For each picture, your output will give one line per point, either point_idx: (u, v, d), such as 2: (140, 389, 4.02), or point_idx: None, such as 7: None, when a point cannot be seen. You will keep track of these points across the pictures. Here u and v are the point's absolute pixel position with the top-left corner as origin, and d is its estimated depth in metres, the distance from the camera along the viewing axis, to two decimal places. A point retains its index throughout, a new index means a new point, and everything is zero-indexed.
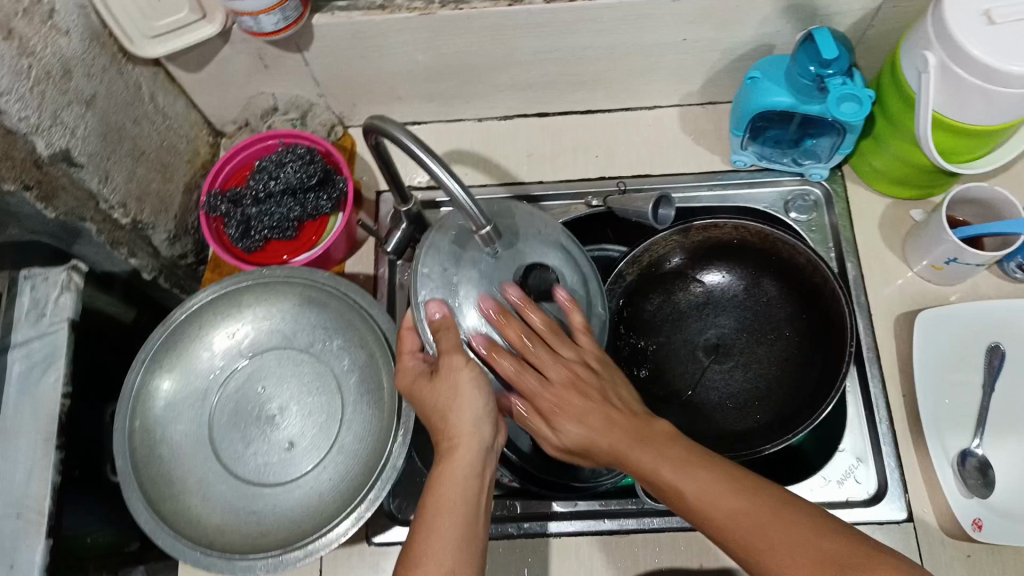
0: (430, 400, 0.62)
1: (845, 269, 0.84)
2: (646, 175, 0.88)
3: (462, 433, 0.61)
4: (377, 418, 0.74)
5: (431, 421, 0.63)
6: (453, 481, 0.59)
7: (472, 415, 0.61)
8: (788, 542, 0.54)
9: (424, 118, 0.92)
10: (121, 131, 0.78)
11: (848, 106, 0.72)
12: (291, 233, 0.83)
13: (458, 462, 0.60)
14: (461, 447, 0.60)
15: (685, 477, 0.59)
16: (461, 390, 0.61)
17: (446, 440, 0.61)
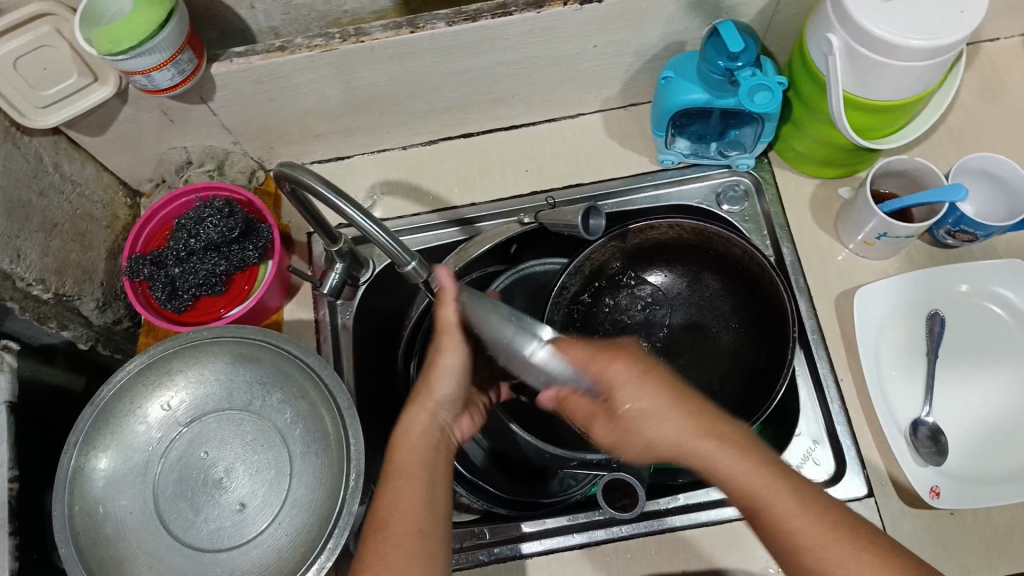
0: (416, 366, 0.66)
1: (782, 255, 0.85)
2: (576, 184, 0.87)
3: (433, 404, 0.63)
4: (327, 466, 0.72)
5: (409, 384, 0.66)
6: (412, 449, 0.60)
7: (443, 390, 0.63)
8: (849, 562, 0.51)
9: (346, 153, 0.90)
10: (28, 206, 0.75)
11: (760, 97, 0.73)
12: (221, 287, 0.80)
13: (418, 437, 0.61)
14: (424, 426, 0.62)
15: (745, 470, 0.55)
16: (436, 368, 0.63)
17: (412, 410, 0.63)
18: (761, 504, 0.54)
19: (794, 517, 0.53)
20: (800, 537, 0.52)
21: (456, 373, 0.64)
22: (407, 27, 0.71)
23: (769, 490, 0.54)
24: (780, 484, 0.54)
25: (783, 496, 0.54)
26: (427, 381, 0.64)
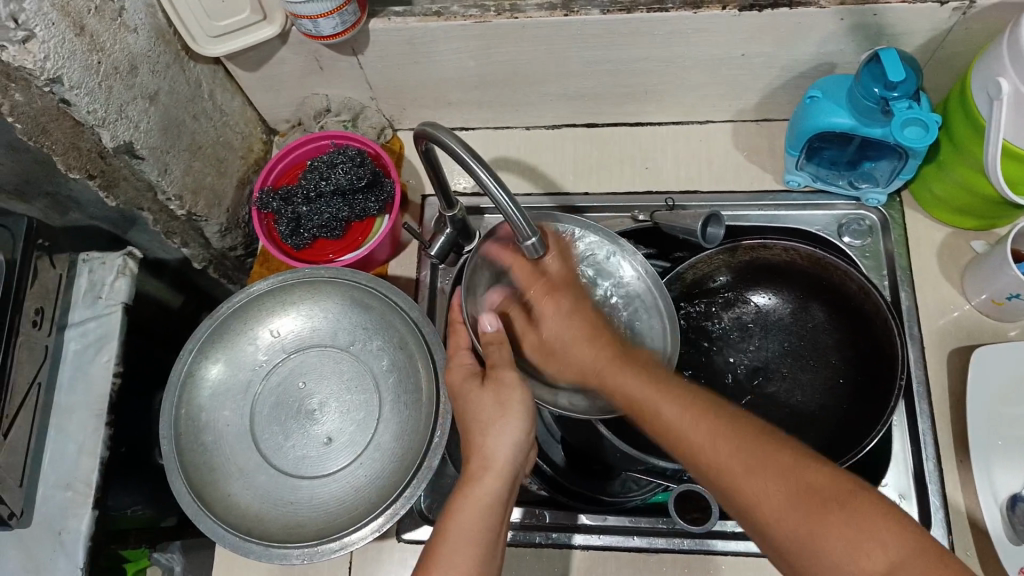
0: (474, 407, 0.65)
1: (898, 298, 0.81)
2: (696, 191, 0.86)
3: (495, 458, 0.62)
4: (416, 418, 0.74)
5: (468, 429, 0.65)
6: (473, 509, 0.59)
7: (509, 442, 0.63)
8: (766, 474, 0.52)
9: (472, 124, 0.92)
10: (181, 126, 0.80)
11: (911, 131, 0.70)
12: (339, 233, 0.85)
13: (484, 485, 0.61)
14: (490, 472, 0.62)
15: (663, 404, 0.60)
16: (506, 408, 0.64)
17: (482, 463, 0.62)
18: (672, 434, 0.58)
19: (686, 422, 0.58)
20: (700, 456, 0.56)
21: (523, 417, 0.64)
22: (561, 9, 0.72)
23: (660, 403, 0.60)
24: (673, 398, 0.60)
25: (677, 418, 0.58)
26: (493, 430, 0.63)
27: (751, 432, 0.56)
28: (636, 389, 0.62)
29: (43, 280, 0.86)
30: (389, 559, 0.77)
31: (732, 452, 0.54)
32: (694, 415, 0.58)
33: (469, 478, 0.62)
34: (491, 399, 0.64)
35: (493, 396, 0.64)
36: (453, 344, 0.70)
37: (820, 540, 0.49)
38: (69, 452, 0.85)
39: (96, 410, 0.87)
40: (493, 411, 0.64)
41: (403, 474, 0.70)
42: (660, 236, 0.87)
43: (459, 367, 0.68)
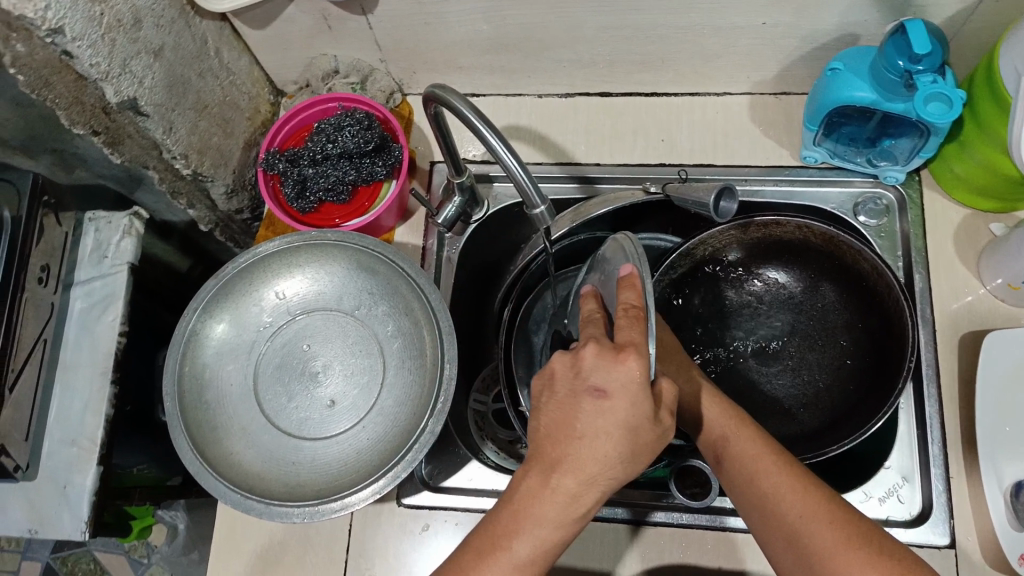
0: (632, 417, 0.51)
1: (912, 280, 0.80)
2: (708, 164, 0.84)
3: (600, 471, 0.52)
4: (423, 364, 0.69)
5: (598, 430, 0.51)
6: (554, 520, 0.52)
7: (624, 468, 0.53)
8: (841, 540, 0.55)
9: (483, 90, 0.90)
10: (186, 84, 0.79)
11: (934, 106, 0.68)
12: (345, 197, 0.84)
13: (580, 502, 0.52)
14: (582, 485, 0.52)
15: (756, 455, 0.62)
16: (643, 439, 0.52)
17: (585, 479, 0.52)
18: (754, 483, 0.61)
19: (772, 482, 0.60)
20: (779, 508, 0.58)
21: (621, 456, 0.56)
22: None
23: (755, 454, 0.62)
24: (748, 432, 0.64)
25: (766, 467, 0.61)
26: (623, 457, 0.52)
27: (800, 473, 0.60)
28: (734, 435, 0.64)
29: (49, 238, 0.86)
30: (389, 525, 0.77)
31: (795, 496, 0.58)
32: (769, 455, 0.62)
33: (568, 496, 0.52)
34: (642, 413, 0.51)
35: (649, 431, 0.53)
36: (620, 338, 0.52)
37: (840, 565, 0.54)
38: (75, 407, 0.86)
39: (101, 368, 0.87)
40: (621, 424, 0.51)
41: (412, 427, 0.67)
42: (670, 208, 0.84)
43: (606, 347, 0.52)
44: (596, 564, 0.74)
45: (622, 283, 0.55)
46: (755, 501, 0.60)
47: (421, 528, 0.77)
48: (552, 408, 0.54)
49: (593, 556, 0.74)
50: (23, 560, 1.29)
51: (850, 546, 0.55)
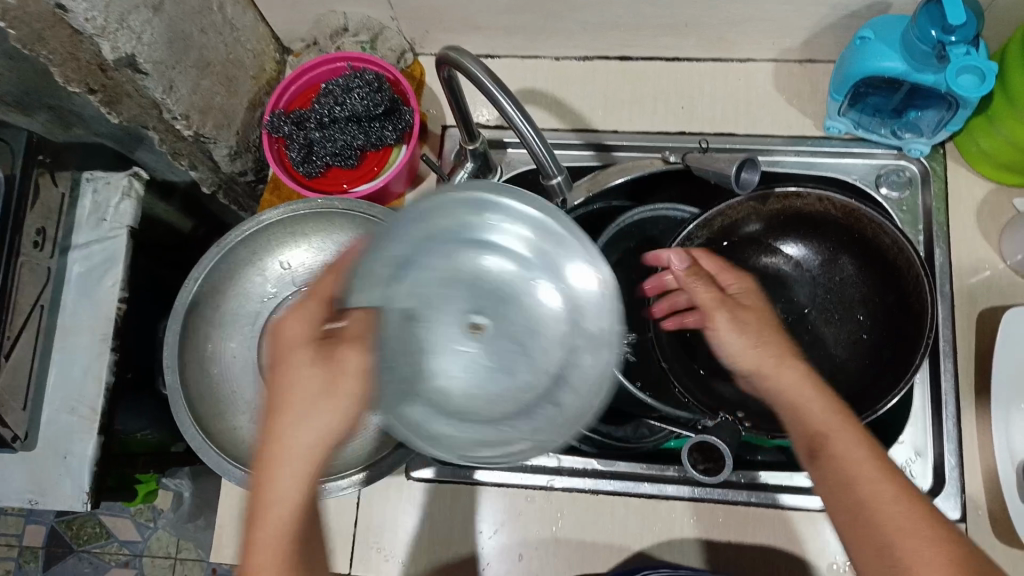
0: (310, 373, 0.54)
1: (932, 254, 0.78)
2: (731, 133, 0.82)
3: (302, 449, 0.54)
4: (476, 336, 0.61)
5: (287, 394, 0.54)
6: (272, 490, 0.53)
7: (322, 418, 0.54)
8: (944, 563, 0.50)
9: (498, 51, 0.86)
10: (187, 40, 0.75)
11: (966, 79, 0.66)
12: (354, 162, 0.81)
13: (292, 467, 0.54)
14: (300, 454, 0.54)
15: (852, 454, 0.56)
16: (336, 382, 0.54)
17: (282, 445, 0.54)
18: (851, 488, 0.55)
19: (869, 491, 0.54)
20: (874, 516, 0.53)
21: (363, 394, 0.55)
22: None
23: (851, 454, 0.56)
24: (852, 431, 0.58)
25: (867, 473, 0.55)
26: (312, 410, 0.54)
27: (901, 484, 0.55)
28: (831, 429, 0.58)
29: (46, 199, 0.82)
30: (398, 497, 0.77)
31: (893, 509, 0.53)
32: (869, 458, 0.56)
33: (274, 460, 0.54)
34: (313, 371, 0.54)
35: (328, 373, 0.54)
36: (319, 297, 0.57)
37: None
38: (75, 375, 0.84)
39: (101, 334, 0.85)
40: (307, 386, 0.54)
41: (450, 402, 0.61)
42: (689, 178, 0.82)
43: (303, 324, 0.56)
44: (606, 535, 0.75)
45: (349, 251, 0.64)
46: (846, 506, 0.55)
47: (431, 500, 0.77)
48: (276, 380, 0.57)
49: (603, 530, 0.75)
50: (27, 524, 1.30)
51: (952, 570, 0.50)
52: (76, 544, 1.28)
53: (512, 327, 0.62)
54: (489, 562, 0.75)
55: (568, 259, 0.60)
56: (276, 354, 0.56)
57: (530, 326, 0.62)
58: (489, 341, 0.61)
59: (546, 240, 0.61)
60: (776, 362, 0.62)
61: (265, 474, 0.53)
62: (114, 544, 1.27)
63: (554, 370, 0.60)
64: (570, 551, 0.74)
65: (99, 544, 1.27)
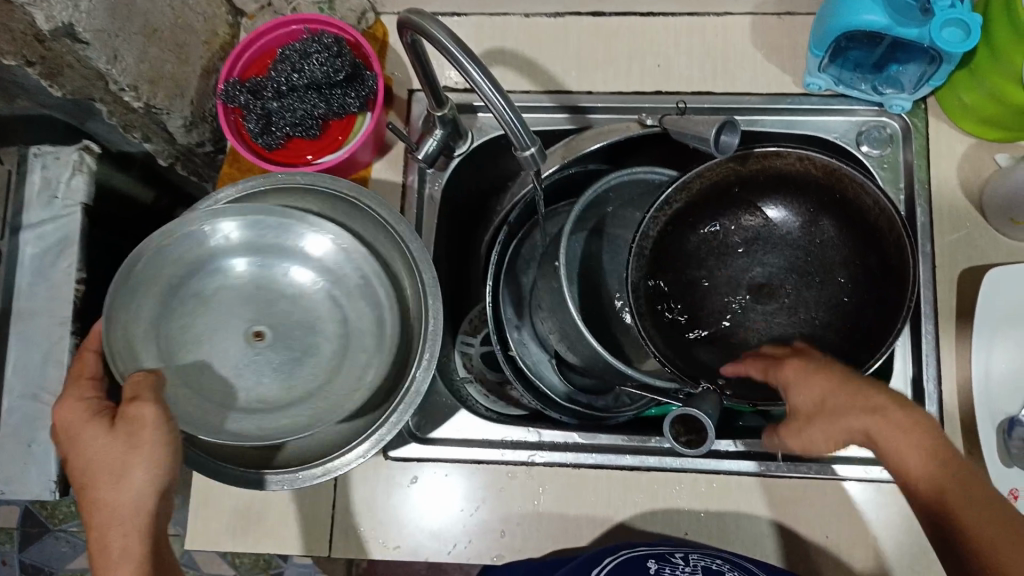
0: (105, 447, 0.56)
1: (914, 212, 0.77)
2: (710, 92, 0.79)
3: (124, 510, 0.55)
4: (260, 343, 0.67)
5: (88, 474, 0.56)
6: (109, 545, 0.55)
7: (138, 475, 0.55)
8: None
9: (465, 9, 0.82)
10: (131, 6, 0.70)
11: (949, 32, 0.65)
12: (316, 132, 0.77)
13: (115, 529, 0.55)
14: (126, 516, 0.55)
15: (930, 474, 0.54)
16: (133, 442, 0.55)
17: (100, 513, 0.55)
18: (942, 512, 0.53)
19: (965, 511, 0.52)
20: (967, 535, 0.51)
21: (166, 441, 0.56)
22: None
23: (927, 474, 0.55)
24: (925, 447, 0.55)
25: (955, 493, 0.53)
26: (117, 476, 0.55)
27: (985, 497, 0.52)
28: (903, 453, 0.56)
29: None
30: (377, 477, 0.77)
31: (987, 524, 0.51)
32: (950, 475, 0.54)
33: (100, 530, 0.55)
34: (100, 443, 0.56)
35: (117, 439, 0.56)
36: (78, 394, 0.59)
37: None
38: (36, 362, 0.82)
39: (60, 319, 0.82)
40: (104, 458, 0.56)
41: (272, 401, 0.67)
42: (666, 141, 0.80)
43: (79, 410, 0.58)
44: (588, 508, 0.75)
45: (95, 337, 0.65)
46: (941, 533, 0.53)
47: (410, 480, 0.77)
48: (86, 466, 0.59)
49: (585, 502, 0.75)
50: None
51: None
52: (52, 523, 1.27)
53: (293, 317, 0.70)
54: (470, 538, 0.75)
55: (260, 251, 0.69)
56: (66, 448, 0.58)
57: (288, 313, 0.69)
58: (275, 345, 0.68)
59: (262, 233, 0.68)
60: (865, 415, 0.57)
61: (96, 547, 0.55)
62: None
63: (339, 331, 0.70)
64: (552, 524, 0.74)
65: (77, 522, 1.27)
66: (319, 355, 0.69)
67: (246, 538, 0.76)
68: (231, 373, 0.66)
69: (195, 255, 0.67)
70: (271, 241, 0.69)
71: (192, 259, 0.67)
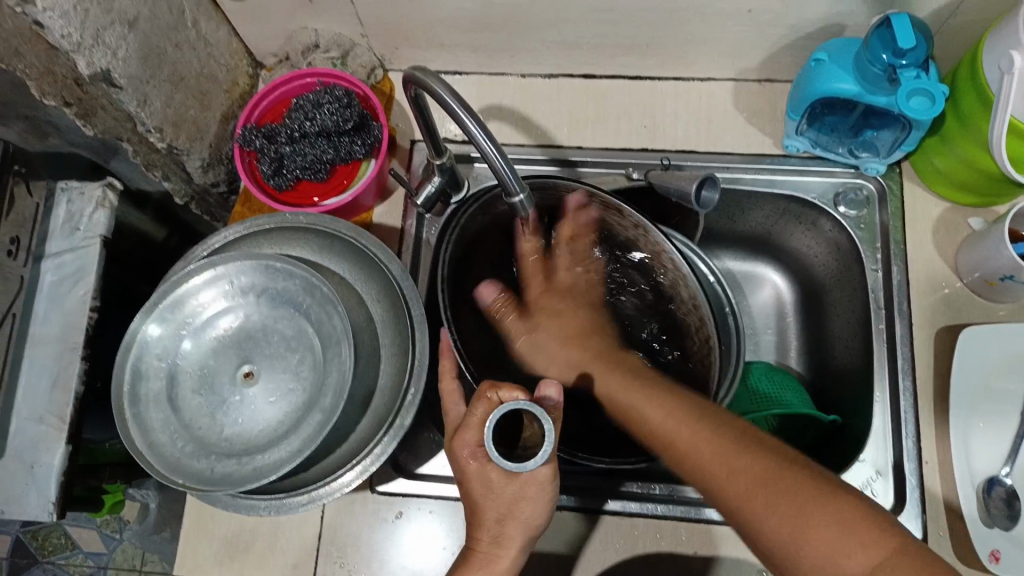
0: (496, 496, 0.60)
1: (890, 273, 0.80)
2: (692, 150, 0.84)
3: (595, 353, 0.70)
4: (251, 383, 0.69)
5: (483, 506, 0.61)
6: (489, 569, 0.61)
7: (541, 502, 0.61)
8: (745, 476, 0.55)
9: (466, 69, 0.88)
10: (162, 55, 0.78)
11: (917, 101, 0.68)
12: (323, 175, 0.83)
13: (492, 526, 0.61)
14: (522, 526, 0.61)
15: (656, 411, 0.62)
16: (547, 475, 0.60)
17: (531, 510, 0.61)
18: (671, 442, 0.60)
19: (675, 429, 0.60)
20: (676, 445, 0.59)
21: (543, 500, 0.61)
22: None
23: (646, 408, 0.62)
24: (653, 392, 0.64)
25: (672, 421, 0.60)
26: (492, 499, 0.61)
27: (706, 416, 0.60)
28: (641, 404, 0.63)
29: (19, 209, 0.85)
30: (363, 511, 0.79)
31: (693, 437, 0.59)
32: (663, 407, 0.62)
33: (506, 535, 0.62)
34: (539, 500, 0.61)
35: (526, 492, 0.60)
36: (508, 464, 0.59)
37: (757, 507, 0.54)
38: (44, 385, 0.86)
39: (70, 344, 0.86)
40: (529, 506, 0.61)
41: (250, 438, 0.67)
42: (651, 195, 0.84)
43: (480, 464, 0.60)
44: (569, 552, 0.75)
45: (478, 400, 0.60)
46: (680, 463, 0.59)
47: (395, 515, 0.78)
48: (539, 504, 0.61)
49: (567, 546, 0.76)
50: None
51: (750, 482, 0.55)
52: (41, 556, 1.30)
53: (279, 358, 0.70)
54: None
55: (250, 297, 0.71)
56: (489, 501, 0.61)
57: (283, 357, 0.70)
58: (266, 385, 0.70)
59: (255, 281, 0.70)
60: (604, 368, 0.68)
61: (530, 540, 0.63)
62: (80, 555, 1.29)
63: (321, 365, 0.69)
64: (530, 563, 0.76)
65: (66, 555, 1.29)
66: (299, 397, 0.68)
67: (231, 568, 0.78)
68: (227, 414, 0.68)
69: (196, 309, 0.70)
70: (258, 287, 0.70)
71: (190, 311, 0.70)
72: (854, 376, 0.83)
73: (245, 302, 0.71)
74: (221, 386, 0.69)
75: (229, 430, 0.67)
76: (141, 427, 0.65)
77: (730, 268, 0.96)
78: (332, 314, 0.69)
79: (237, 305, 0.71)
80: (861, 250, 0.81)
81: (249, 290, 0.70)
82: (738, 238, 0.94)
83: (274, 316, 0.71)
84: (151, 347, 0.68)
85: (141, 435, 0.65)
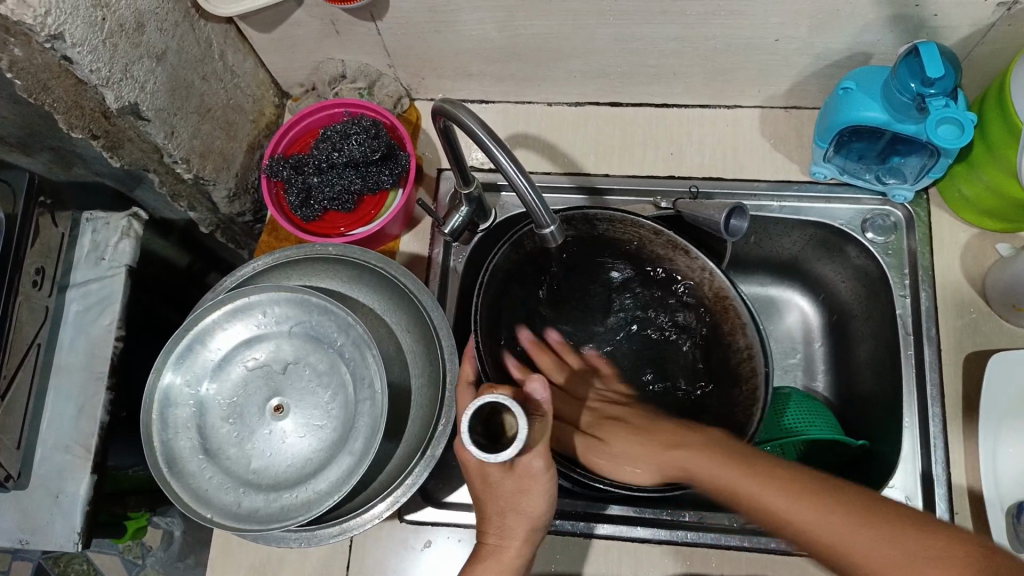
0: (500, 487, 0.62)
1: (918, 299, 0.80)
2: (719, 177, 0.84)
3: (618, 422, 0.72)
4: (281, 416, 0.69)
5: (489, 502, 0.63)
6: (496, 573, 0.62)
7: (545, 498, 0.62)
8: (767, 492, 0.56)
9: (492, 97, 0.89)
10: (189, 88, 0.78)
11: (945, 129, 0.68)
12: (351, 206, 0.83)
13: (502, 521, 0.63)
14: (529, 523, 0.63)
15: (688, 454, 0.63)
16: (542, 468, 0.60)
17: (531, 505, 0.62)
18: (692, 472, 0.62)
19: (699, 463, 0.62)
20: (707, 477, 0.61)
21: (549, 494, 0.62)
22: None
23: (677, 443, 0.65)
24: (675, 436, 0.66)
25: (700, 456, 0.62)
26: (492, 490, 0.62)
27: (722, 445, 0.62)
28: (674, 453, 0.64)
29: (44, 239, 0.85)
30: (391, 541, 0.79)
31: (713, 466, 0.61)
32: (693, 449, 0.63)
33: (505, 527, 0.63)
34: (540, 496, 0.61)
35: (525, 486, 0.61)
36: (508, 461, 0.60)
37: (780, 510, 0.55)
38: (70, 414, 0.85)
39: (96, 374, 0.86)
40: (529, 502, 0.62)
41: (278, 472, 0.67)
42: (679, 224, 0.84)
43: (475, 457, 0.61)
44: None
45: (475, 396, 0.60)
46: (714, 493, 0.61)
47: (423, 544, 0.78)
48: (538, 499, 0.62)
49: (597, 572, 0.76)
50: (15, 561, 1.31)
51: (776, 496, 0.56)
52: None
53: (309, 391, 0.70)
54: None
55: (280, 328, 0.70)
56: (491, 493, 0.62)
57: (314, 391, 0.70)
58: (295, 418, 0.69)
59: (286, 313, 0.70)
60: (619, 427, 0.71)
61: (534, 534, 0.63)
62: None
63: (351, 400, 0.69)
64: None
65: None
66: (328, 431, 0.68)
67: None
68: (256, 447, 0.67)
69: (224, 340, 0.70)
70: (288, 318, 0.70)
71: (220, 341, 0.70)
72: (882, 401, 0.83)
73: (275, 333, 0.70)
74: (250, 417, 0.69)
75: (258, 463, 0.67)
76: (168, 455, 0.65)
77: (757, 292, 0.97)
78: (364, 350, 0.68)
79: (267, 336, 0.70)
80: (888, 275, 0.81)
81: (280, 321, 0.70)
82: (766, 262, 0.94)
83: (304, 349, 0.70)
84: (181, 376, 0.68)
85: (170, 465, 0.65)
